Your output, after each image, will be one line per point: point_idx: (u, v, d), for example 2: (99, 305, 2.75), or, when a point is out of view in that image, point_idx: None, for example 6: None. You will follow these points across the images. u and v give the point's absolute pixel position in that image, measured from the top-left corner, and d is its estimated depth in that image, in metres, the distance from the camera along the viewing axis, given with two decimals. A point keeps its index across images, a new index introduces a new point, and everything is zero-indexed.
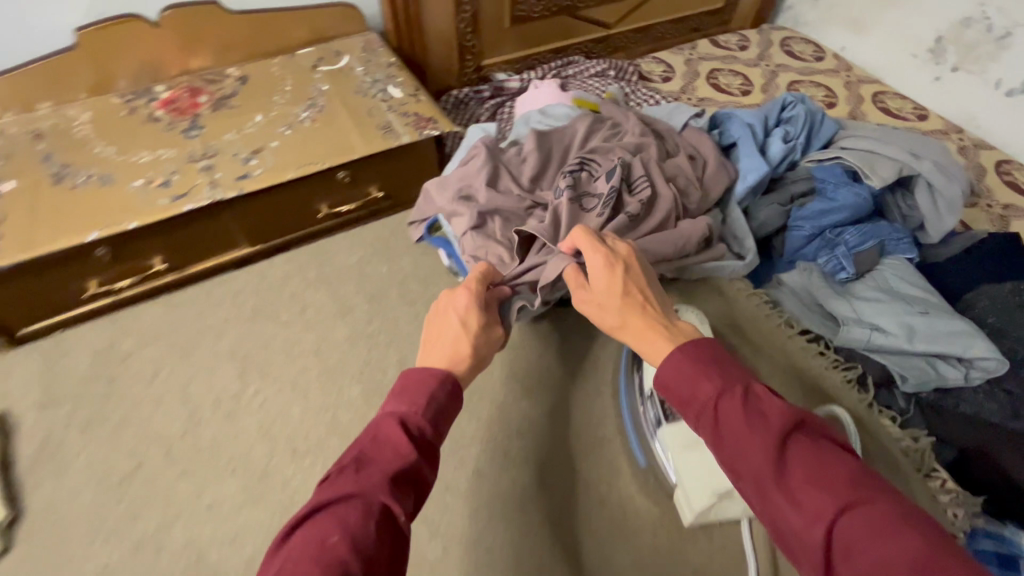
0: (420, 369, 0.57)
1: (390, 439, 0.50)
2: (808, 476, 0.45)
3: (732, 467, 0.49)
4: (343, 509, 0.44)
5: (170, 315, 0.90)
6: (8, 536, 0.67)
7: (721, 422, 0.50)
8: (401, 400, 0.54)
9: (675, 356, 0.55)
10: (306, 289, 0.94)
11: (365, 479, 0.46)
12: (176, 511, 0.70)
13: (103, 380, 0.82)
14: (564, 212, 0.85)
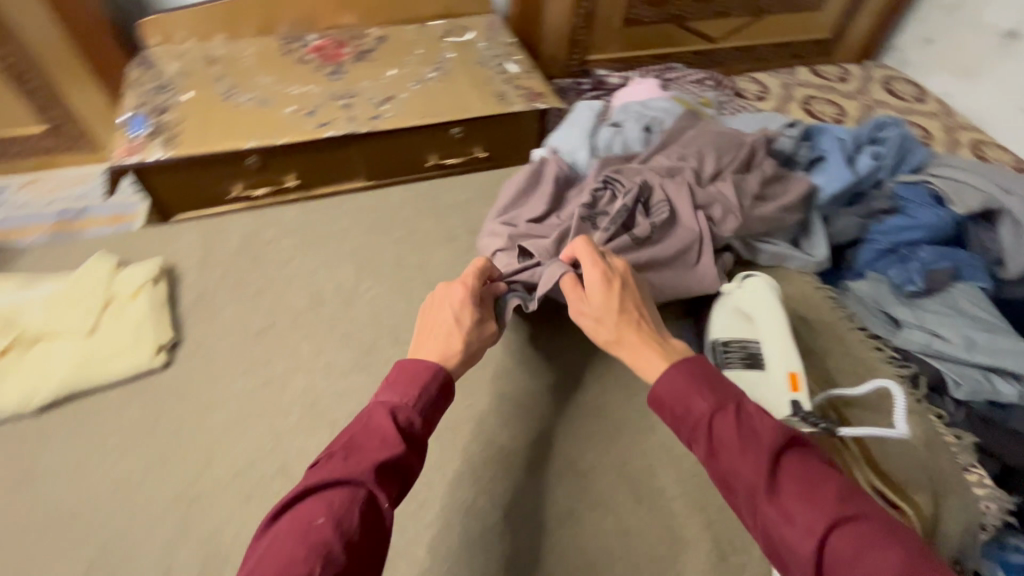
0: (413, 361, 0.66)
1: (379, 429, 0.58)
2: (798, 489, 0.52)
3: (726, 481, 0.56)
4: (333, 492, 0.52)
5: (304, 216, 1.05)
6: (170, 354, 0.84)
7: (717, 440, 0.57)
8: (394, 393, 0.62)
9: (667, 375, 0.63)
10: (417, 215, 1.07)
11: (353, 465, 0.54)
12: (299, 363, 0.84)
13: (248, 257, 0.98)
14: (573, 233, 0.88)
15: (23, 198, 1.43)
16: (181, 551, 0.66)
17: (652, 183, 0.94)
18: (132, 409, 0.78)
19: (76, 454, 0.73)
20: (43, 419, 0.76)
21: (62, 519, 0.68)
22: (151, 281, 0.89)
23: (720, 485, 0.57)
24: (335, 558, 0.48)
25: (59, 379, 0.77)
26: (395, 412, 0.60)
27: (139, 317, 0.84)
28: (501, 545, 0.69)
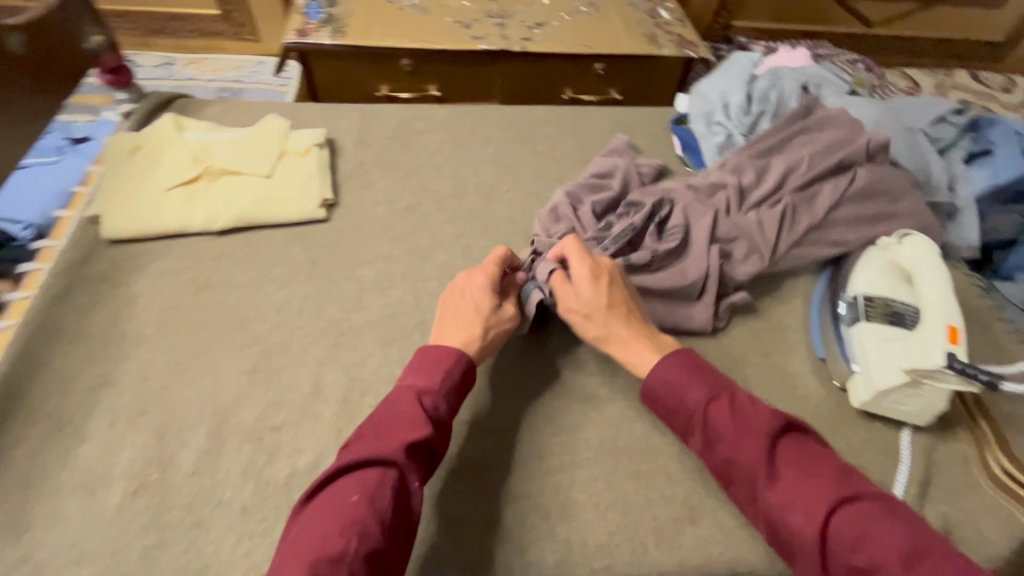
0: (434, 347, 0.67)
1: (404, 413, 0.60)
2: (797, 477, 0.55)
3: (727, 471, 0.59)
4: (365, 472, 0.55)
5: (452, 117, 1.10)
6: (330, 211, 0.91)
7: (714, 431, 0.60)
8: (420, 376, 0.64)
9: (663, 365, 0.65)
10: (557, 135, 1.09)
11: (382, 446, 0.56)
12: (440, 242, 0.89)
13: (400, 143, 1.04)
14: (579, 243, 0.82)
15: (190, 71, 1.56)
16: (330, 371, 0.73)
17: (670, 201, 0.87)
18: (295, 249, 0.85)
19: (246, 275, 0.81)
20: (221, 240, 0.84)
21: (232, 323, 0.76)
22: (319, 145, 0.96)
23: (721, 476, 0.60)
24: (369, 534, 0.51)
25: (239, 209, 0.85)
26: (420, 397, 0.62)
27: (308, 172, 0.91)
28: (617, 433, 0.71)
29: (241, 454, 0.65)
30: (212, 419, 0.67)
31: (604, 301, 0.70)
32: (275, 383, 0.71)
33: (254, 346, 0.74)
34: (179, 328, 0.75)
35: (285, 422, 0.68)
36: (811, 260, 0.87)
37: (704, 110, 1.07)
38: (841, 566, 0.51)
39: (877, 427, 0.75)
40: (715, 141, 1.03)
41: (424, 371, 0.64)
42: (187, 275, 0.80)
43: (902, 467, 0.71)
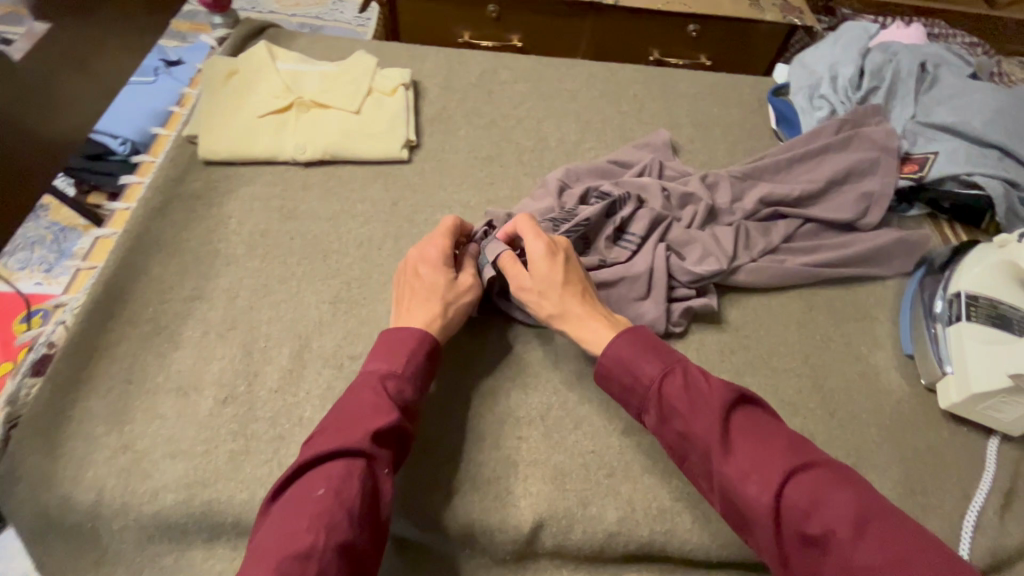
0: (395, 326, 0.65)
1: (371, 399, 0.57)
2: (749, 445, 0.52)
3: (681, 447, 0.56)
4: (330, 463, 0.53)
5: (537, 68, 1.06)
6: (412, 152, 0.91)
7: (668, 405, 0.57)
8: (382, 361, 0.61)
9: (619, 339, 0.62)
10: (646, 95, 1.05)
11: (346, 435, 0.54)
12: (519, 195, 0.88)
13: (484, 91, 1.02)
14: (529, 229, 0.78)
15: (273, 4, 1.57)
16: None
17: (638, 196, 0.82)
18: (378, 187, 0.86)
19: (330, 207, 0.83)
20: (307, 171, 0.86)
21: (316, 252, 0.78)
22: (405, 85, 0.95)
23: (676, 452, 0.57)
24: (339, 524, 0.49)
25: (326, 141, 0.86)
26: (387, 382, 0.59)
27: (393, 111, 0.91)
28: None
29: (321, 377, 0.67)
30: (295, 341, 0.70)
31: (562, 278, 0.67)
32: (355, 314, 0.73)
33: (336, 277, 0.76)
34: (266, 253, 0.77)
35: (363, 352, 0.70)
36: (765, 282, 0.80)
37: (809, 82, 1.01)
38: (795, 535, 0.49)
39: (963, 431, 0.71)
40: (817, 116, 0.97)
41: (387, 355, 0.62)
42: (276, 202, 0.82)
43: (985, 475, 0.68)
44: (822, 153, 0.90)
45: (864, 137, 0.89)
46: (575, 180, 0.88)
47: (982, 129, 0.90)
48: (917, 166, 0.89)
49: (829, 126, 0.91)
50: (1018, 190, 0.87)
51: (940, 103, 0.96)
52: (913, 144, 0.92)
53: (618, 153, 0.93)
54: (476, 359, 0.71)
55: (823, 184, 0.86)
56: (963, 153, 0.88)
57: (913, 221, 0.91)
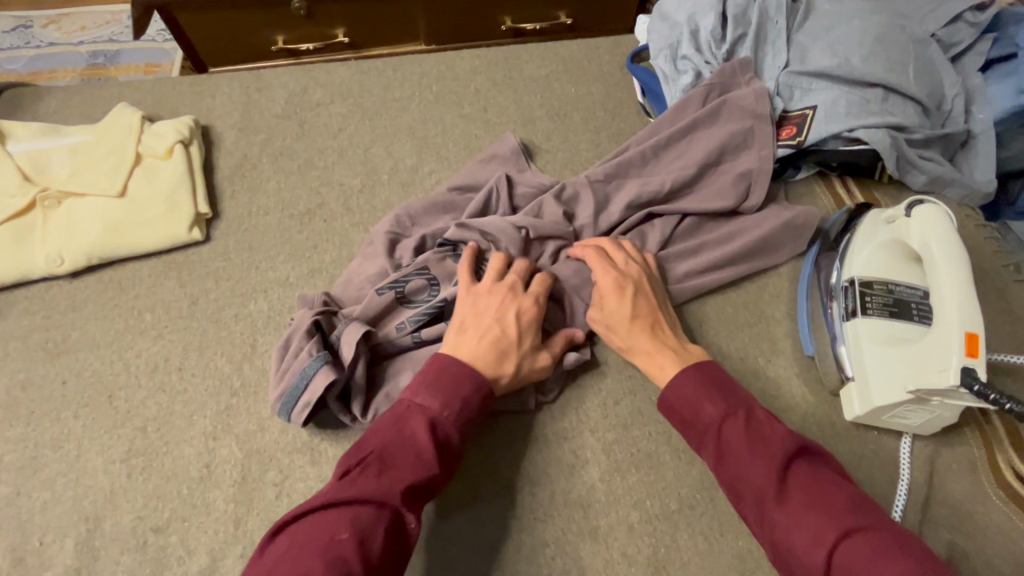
0: (461, 363, 0.57)
1: (416, 443, 0.52)
2: (808, 496, 0.48)
3: (733, 487, 0.52)
4: (359, 505, 0.47)
5: (356, 78, 0.88)
6: (210, 227, 0.74)
7: (725, 444, 0.53)
8: (434, 397, 0.55)
9: (676, 378, 0.58)
10: (491, 88, 0.89)
11: (385, 482, 0.49)
12: (351, 253, 0.73)
13: (294, 121, 0.83)
14: (303, 352, 0.60)
15: (53, 34, 1.28)
16: (222, 446, 0.60)
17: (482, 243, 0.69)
18: (170, 284, 0.69)
19: (110, 327, 0.66)
20: (75, 284, 0.69)
21: (98, 394, 0.63)
22: (185, 140, 0.76)
23: (727, 492, 0.53)
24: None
25: (87, 243, 0.68)
26: (434, 426, 0.54)
27: (173, 181, 0.73)
28: (571, 481, 0.61)
29: (119, 568, 0.54)
30: (80, 527, 0.56)
31: (633, 311, 0.62)
32: (156, 469, 0.59)
33: (127, 423, 0.61)
34: (31, 412, 0.61)
35: (171, 520, 0.56)
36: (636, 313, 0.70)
37: (665, 41, 0.85)
38: None
39: (872, 436, 0.64)
40: (679, 85, 0.83)
41: (440, 391, 0.56)
42: (38, 337, 0.65)
43: (901, 485, 0.61)
44: (693, 132, 0.77)
45: (732, 106, 0.77)
46: (410, 225, 0.73)
47: (861, 68, 0.78)
48: (795, 129, 0.77)
49: (694, 98, 0.79)
50: (905, 133, 0.77)
51: (816, 39, 0.83)
52: (789, 100, 0.80)
53: (459, 174, 0.78)
54: (312, 492, 0.58)
55: (694, 171, 0.74)
56: (844, 103, 0.77)
57: (803, 186, 0.81)
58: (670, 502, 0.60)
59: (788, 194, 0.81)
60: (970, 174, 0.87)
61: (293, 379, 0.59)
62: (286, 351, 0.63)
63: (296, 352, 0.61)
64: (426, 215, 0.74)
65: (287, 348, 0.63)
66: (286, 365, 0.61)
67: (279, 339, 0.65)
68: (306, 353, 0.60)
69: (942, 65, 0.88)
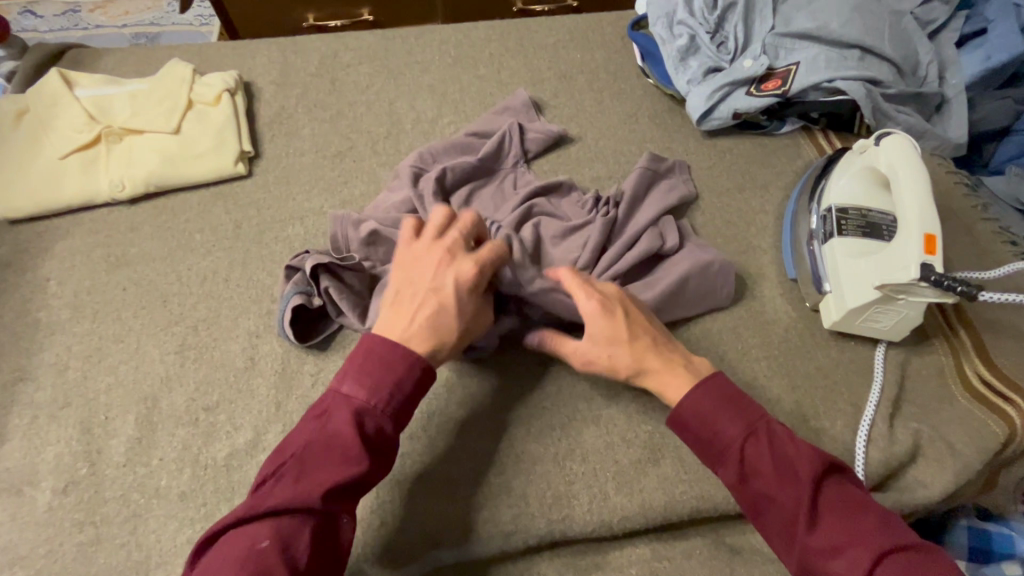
0: (389, 344, 0.54)
1: (341, 440, 0.50)
2: (839, 520, 0.49)
3: (759, 508, 0.52)
4: (280, 511, 0.47)
5: (382, 42, 0.97)
6: (252, 164, 0.82)
7: (751, 466, 0.53)
8: (361, 387, 0.52)
9: (690, 399, 0.56)
10: (504, 53, 0.97)
11: (305, 487, 0.48)
12: (377, 189, 0.81)
13: (326, 78, 0.92)
14: (288, 287, 0.67)
15: (99, 18, 1.39)
16: (264, 343, 0.68)
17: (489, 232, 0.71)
18: (217, 211, 0.77)
19: (165, 245, 0.74)
20: (133, 209, 0.77)
21: (154, 299, 0.70)
22: (231, 90, 0.85)
23: (751, 513, 0.53)
24: None
25: (144, 173, 0.76)
26: (361, 418, 0.51)
27: (220, 123, 0.81)
28: (575, 377, 0.67)
29: (175, 439, 0.61)
30: (140, 406, 0.63)
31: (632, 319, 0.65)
32: (206, 360, 0.66)
33: (178, 324, 0.69)
34: (96, 311, 0.69)
35: (219, 401, 0.64)
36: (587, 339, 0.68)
37: (662, 9, 0.94)
38: None
39: (850, 345, 0.71)
40: (675, 46, 0.91)
41: (368, 380, 0.53)
42: (101, 251, 0.73)
43: (875, 385, 0.68)
44: (634, 203, 0.77)
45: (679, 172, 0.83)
46: (431, 162, 0.81)
47: (840, 30, 0.86)
48: (780, 81, 0.85)
49: (638, 173, 0.79)
50: (880, 87, 0.85)
51: (799, 7, 0.90)
52: (775, 58, 0.88)
53: (484, 125, 0.86)
54: None
55: (635, 232, 0.73)
56: (823, 60, 0.85)
57: (788, 138, 0.89)
58: None
59: (775, 144, 0.89)
60: (945, 131, 0.93)
61: (280, 306, 0.66)
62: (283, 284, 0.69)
63: (287, 285, 0.67)
64: (451, 156, 0.82)
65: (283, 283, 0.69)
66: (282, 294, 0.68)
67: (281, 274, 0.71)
68: (291, 284, 0.66)
69: (918, 38, 0.93)
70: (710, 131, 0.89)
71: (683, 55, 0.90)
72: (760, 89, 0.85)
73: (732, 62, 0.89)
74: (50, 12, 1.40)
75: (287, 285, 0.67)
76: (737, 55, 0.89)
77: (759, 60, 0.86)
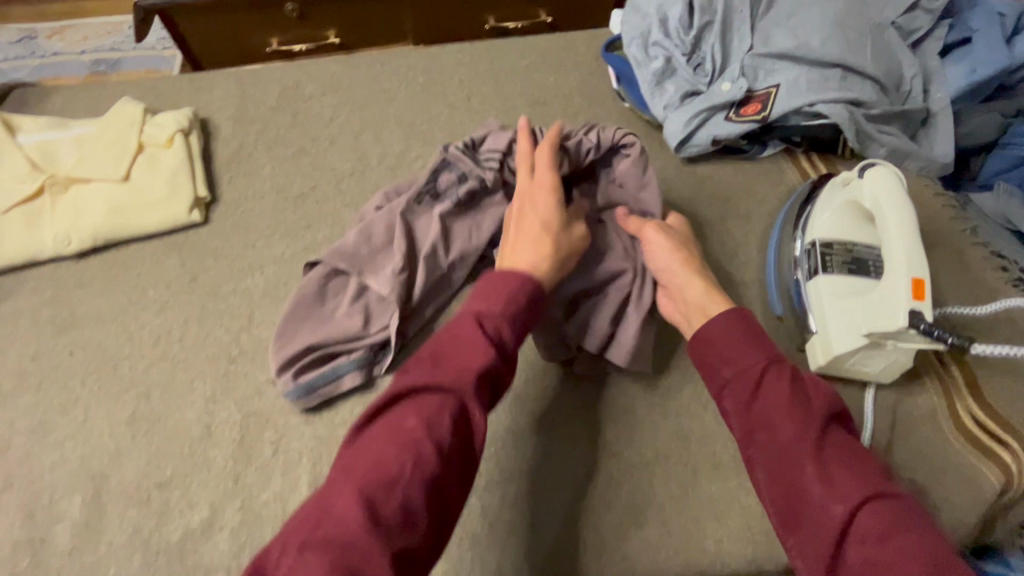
0: (511, 268, 0.55)
1: (472, 338, 0.49)
2: (840, 455, 0.48)
3: (761, 430, 0.50)
4: (423, 395, 0.45)
5: (346, 71, 0.93)
6: (209, 210, 0.78)
7: (767, 389, 0.52)
8: (485, 298, 0.53)
9: (723, 321, 0.57)
10: (474, 79, 0.93)
11: (444, 373, 0.47)
12: (341, 231, 0.77)
13: (287, 112, 0.88)
14: (309, 357, 0.65)
15: (55, 45, 1.34)
16: (222, 408, 0.64)
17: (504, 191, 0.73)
18: (171, 263, 0.73)
19: (115, 303, 0.70)
20: (81, 264, 0.73)
21: (104, 364, 0.66)
22: (185, 130, 0.81)
23: (749, 440, 0.51)
24: (422, 464, 0.42)
25: (90, 225, 0.72)
26: (489, 322, 0.51)
27: (172, 168, 0.77)
28: (551, 434, 0.64)
29: (125, 521, 0.58)
30: (88, 485, 0.59)
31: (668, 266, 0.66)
32: (159, 430, 0.62)
33: (129, 391, 0.64)
34: (40, 381, 0.65)
35: (174, 476, 0.60)
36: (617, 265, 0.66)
37: (635, 30, 0.90)
38: (865, 561, 0.43)
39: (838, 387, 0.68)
40: (651, 69, 0.87)
41: (492, 292, 0.53)
42: (47, 312, 0.69)
43: (865, 431, 0.65)
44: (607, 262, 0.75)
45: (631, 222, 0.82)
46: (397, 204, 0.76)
47: (821, 48, 0.82)
48: (759, 105, 0.82)
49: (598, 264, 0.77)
50: (863, 108, 0.82)
51: (778, 24, 0.87)
52: (754, 80, 0.84)
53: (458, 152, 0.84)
54: (307, 449, 0.62)
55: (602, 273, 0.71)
56: (803, 81, 0.81)
57: (770, 162, 0.86)
58: (648, 451, 0.63)
59: (757, 169, 0.85)
60: (931, 149, 0.90)
61: (327, 367, 0.64)
62: (294, 365, 0.65)
63: (302, 361, 0.65)
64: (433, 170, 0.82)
65: (294, 366, 0.65)
66: (300, 371, 0.64)
67: (274, 372, 0.65)
68: (311, 356, 0.65)
69: (902, 51, 0.90)
70: (689, 158, 0.85)
71: (659, 78, 0.86)
72: (739, 114, 0.82)
73: (711, 85, 0.85)
74: (4, 40, 1.35)
75: (305, 359, 0.65)
76: (715, 77, 0.86)
77: (737, 83, 0.83)
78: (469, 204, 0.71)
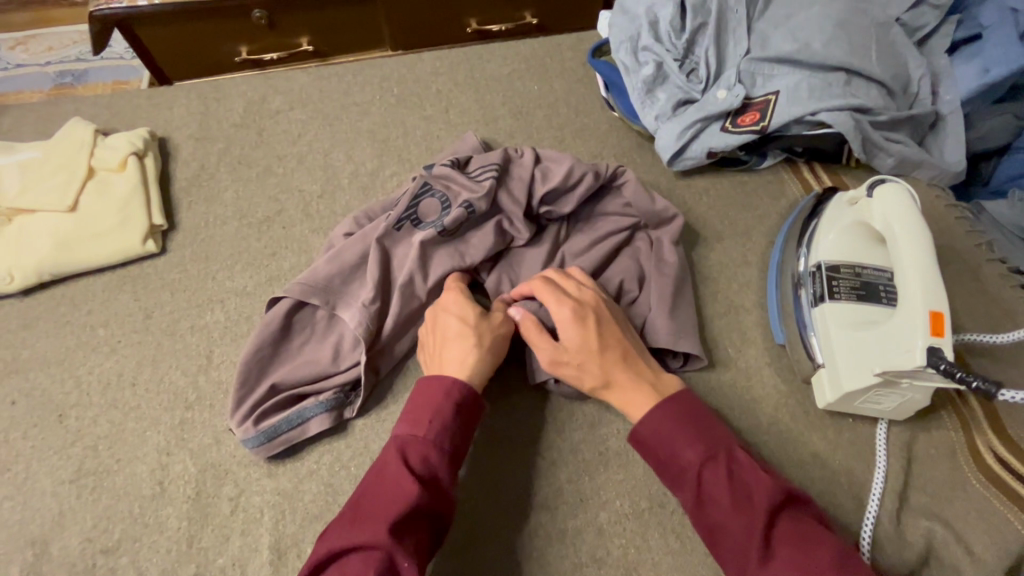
0: (431, 377, 0.55)
1: (391, 478, 0.49)
2: (794, 555, 0.45)
3: (713, 539, 0.48)
4: (347, 558, 0.45)
5: (317, 82, 0.87)
6: (166, 238, 0.72)
7: (707, 492, 0.49)
8: (407, 423, 0.53)
9: (649, 418, 0.53)
10: (452, 89, 0.88)
11: (365, 527, 0.46)
12: (308, 259, 0.72)
13: (252, 129, 0.82)
14: (271, 403, 0.59)
15: (20, 56, 1.28)
16: (176, 461, 0.58)
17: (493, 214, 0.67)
18: (124, 299, 0.68)
19: (61, 344, 0.65)
20: (27, 301, 0.67)
21: (48, 413, 0.61)
22: (140, 151, 0.75)
23: (709, 545, 0.49)
24: None
25: (34, 260, 0.66)
26: (410, 454, 0.50)
27: (125, 194, 0.71)
28: (535, 483, 0.58)
29: None
30: (27, 552, 0.54)
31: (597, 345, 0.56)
32: (106, 488, 0.57)
33: (73, 444, 0.59)
34: None
35: (121, 540, 0.55)
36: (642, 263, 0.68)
37: (623, 34, 0.84)
38: None
39: (847, 423, 0.63)
40: (641, 75, 0.81)
41: (415, 415, 0.53)
42: None
43: (877, 473, 0.59)
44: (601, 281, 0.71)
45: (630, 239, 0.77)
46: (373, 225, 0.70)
47: (823, 51, 0.76)
48: (758, 114, 0.76)
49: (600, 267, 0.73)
50: (869, 115, 0.76)
51: (777, 25, 0.81)
52: (752, 86, 0.79)
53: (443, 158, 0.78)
54: (268, 506, 0.56)
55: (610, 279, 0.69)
56: (805, 87, 0.75)
57: (771, 174, 0.80)
58: (641, 501, 0.57)
59: (755, 182, 0.80)
60: (941, 155, 0.84)
61: (290, 415, 0.58)
62: (254, 410, 0.59)
63: (261, 408, 0.59)
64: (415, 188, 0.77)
65: (254, 411, 0.59)
66: (260, 419, 0.58)
67: (232, 415, 0.59)
68: (274, 400, 0.59)
69: (909, 51, 0.84)
70: (683, 172, 0.80)
71: (650, 86, 0.81)
72: (736, 124, 0.76)
73: (705, 93, 0.80)
74: None
75: (267, 404, 0.59)
76: (710, 84, 0.80)
77: (734, 90, 0.77)
78: (456, 231, 0.65)
